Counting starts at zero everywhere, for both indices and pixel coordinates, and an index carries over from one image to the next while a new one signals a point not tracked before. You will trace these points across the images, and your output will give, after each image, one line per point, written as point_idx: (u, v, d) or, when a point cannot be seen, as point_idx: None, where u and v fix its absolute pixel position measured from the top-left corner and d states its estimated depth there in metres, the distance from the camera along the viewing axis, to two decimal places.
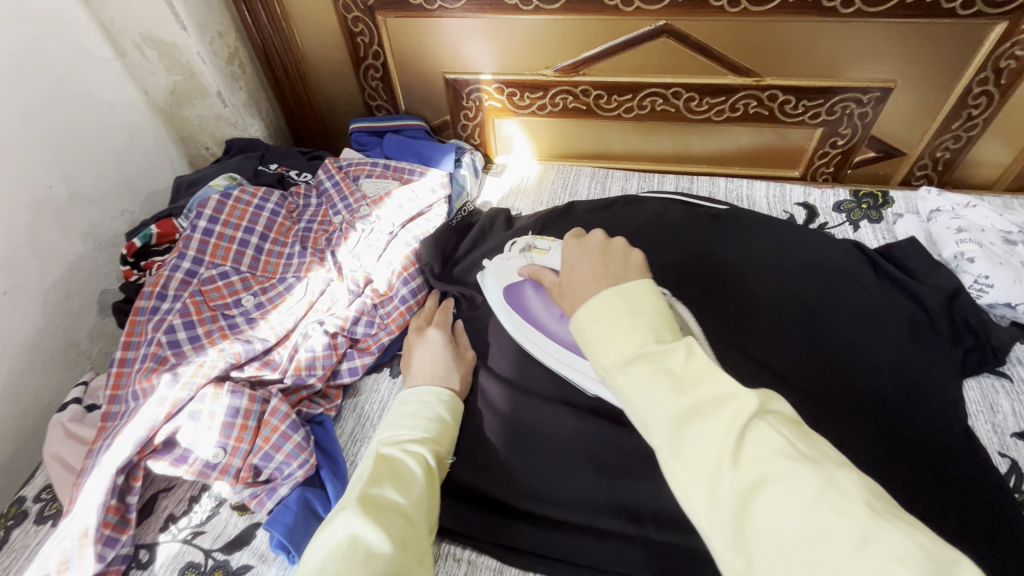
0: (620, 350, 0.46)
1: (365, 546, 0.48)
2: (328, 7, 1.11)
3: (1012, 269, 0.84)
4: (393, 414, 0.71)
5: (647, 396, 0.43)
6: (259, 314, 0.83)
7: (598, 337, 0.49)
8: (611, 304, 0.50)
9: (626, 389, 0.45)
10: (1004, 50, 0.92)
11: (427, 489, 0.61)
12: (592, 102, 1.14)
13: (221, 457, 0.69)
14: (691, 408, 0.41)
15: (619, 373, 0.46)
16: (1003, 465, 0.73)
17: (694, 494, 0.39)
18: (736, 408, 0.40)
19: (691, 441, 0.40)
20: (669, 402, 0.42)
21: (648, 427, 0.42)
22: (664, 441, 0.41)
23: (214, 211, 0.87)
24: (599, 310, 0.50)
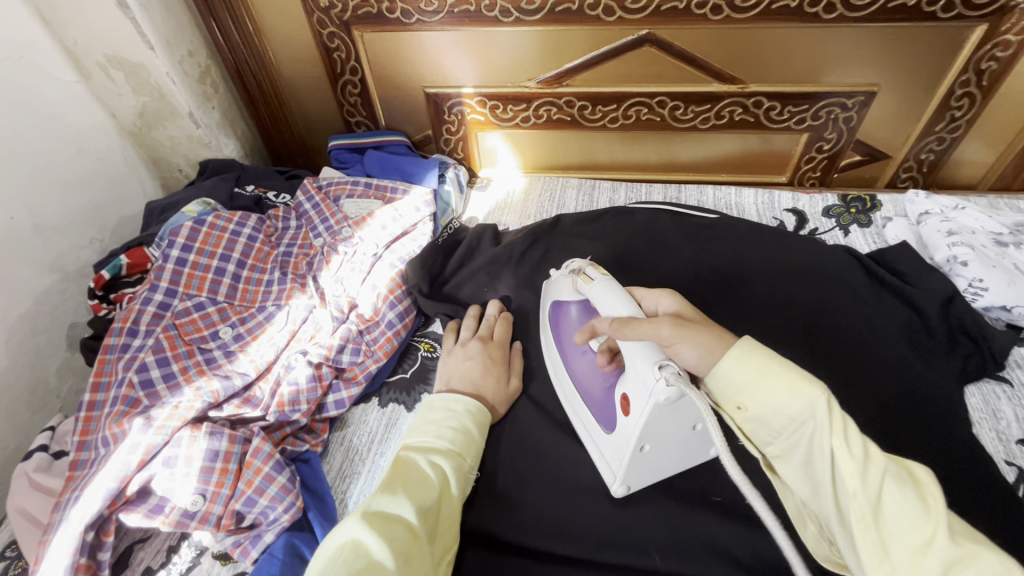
0: (798, 406, 0.44)
1: (365, 556, 0.49)
2: (302, 23, 1.08)
3: (1006, 271, 0.84)
4: (419, 419, 0.69)
5: (837, 456, 0.43)
6: (237, 347, 0.79)
7: (760, 386, 0.47)
8: (765, 355, 0.48)
9: (802, 443, 0.45)
10: (985, 51, 0.93)
11: (443, 495, 0.60)
12: (577, 112, 1.12)
13: (200, 504, 0.64)
14: (888, 478, 0.42)
15: (786, 430, 0.46)
16: (1009, 473, 0.72)
17: (878, 560, 0.40)
18: (928, 486, 0.42)
19: (887, 510, 0.41)
20: (869, 470, 0.42)
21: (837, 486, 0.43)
22: (857, 502, 0.42)
23: (187, 239, 0.83)
24: (748, 354, 0.49)
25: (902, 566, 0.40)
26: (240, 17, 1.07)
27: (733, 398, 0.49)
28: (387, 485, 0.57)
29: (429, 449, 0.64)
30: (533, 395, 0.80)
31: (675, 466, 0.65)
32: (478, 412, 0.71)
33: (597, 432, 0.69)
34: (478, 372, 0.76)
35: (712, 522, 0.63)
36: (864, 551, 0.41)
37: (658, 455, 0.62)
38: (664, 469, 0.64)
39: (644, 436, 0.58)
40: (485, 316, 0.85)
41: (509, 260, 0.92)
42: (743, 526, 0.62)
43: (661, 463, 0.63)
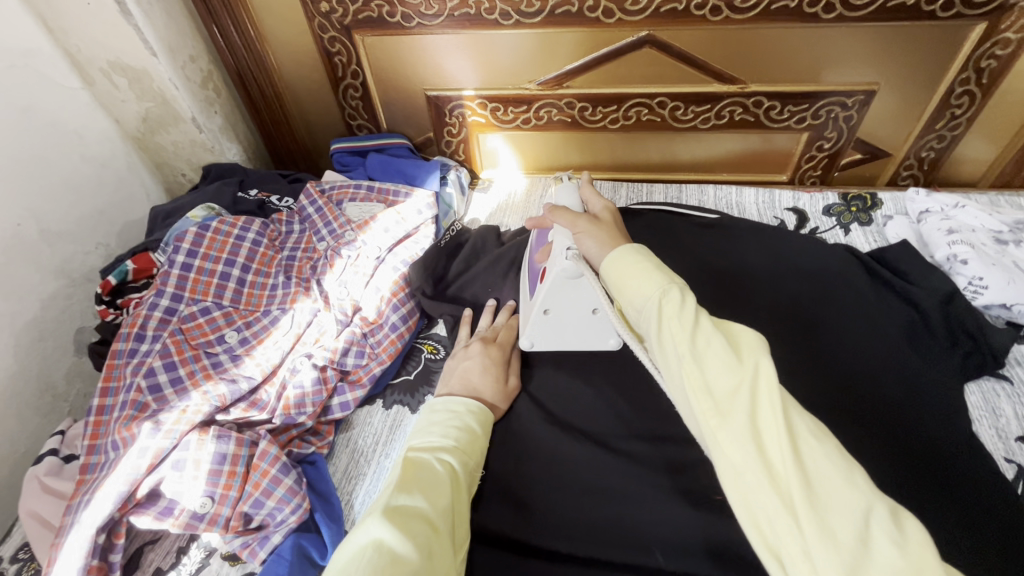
0: (651, 287, 0.53)
1: (389, 552, 0.50)
2: (303, 27, 1.08)
3: (1005, 269, 0.84)
4: (423, 422, 0.70)
5: (671, 321, 0.49)
6: (243, 351, 0.80)
7: (628, 277, 0.56)
8: (642, 254, 0.58)
9: (648, 316, 0.52)
10: (985, 49, 0.93)
11: (455, 495, 0.61)
12: (577, 114, 1.12)
13: (209, 507, 0.65)
14: (710, 333, 0.48)
15: (642, 307, 0.53)
16: (1008, 470, 0.72)
17: (706, 408, 0.45)
18: (749, 342, 0.47)
19: (712, 367, 0.46)
20: (698, 330, 0.48)
21: (671, 349, 0.48)
22: (683, 357, 0.47)
23: (192, 244, 0.84)
24: (626, 255, 0.58)
25: (724, 409, 0.44)
26: (242, 22, 1.08)
27: (616, 295, 0.59)
28: (402, 486, 0.58)
29: (437, 450, 0.65)
30: (533, 394, 0.80)
31: (578, 344, 0.82)
32: (478, 412, 0.72)
33: (525, 299, 0.84)
34: (481, 373, 0.77)
35: (713, 521, 0.63)
36: (693, 401, 0.46)
37: (562, 328, 0.79)
38: (567, 342, 0.82)
39: (545, 300, 0.75)
40: (493, 321, 0.86)
41: (512, 261, 0.93)
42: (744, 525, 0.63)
43: (565, 335, 0.81)
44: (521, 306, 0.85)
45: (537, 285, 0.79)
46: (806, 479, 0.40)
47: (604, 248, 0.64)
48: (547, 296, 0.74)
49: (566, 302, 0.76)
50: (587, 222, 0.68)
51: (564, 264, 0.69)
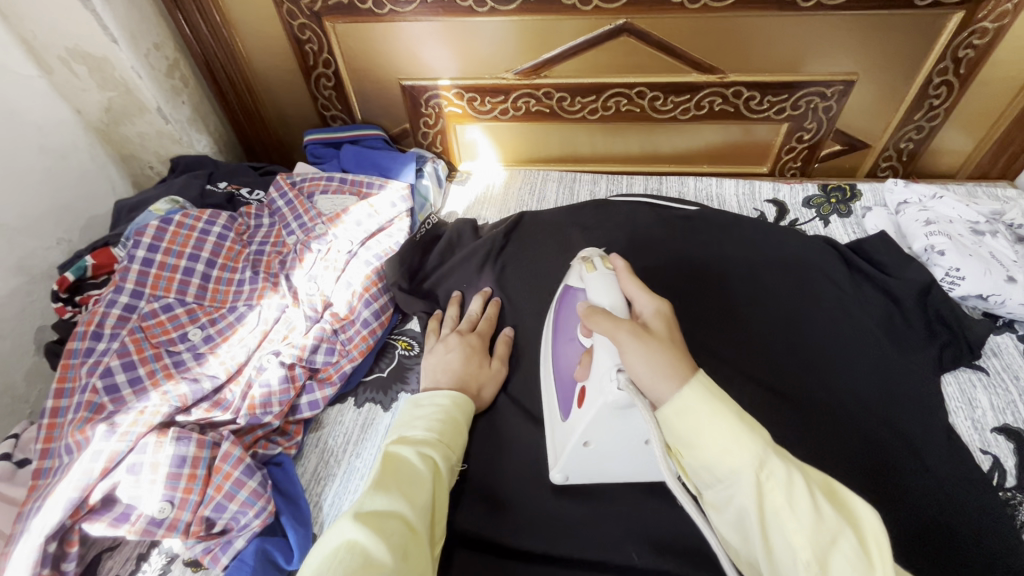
0: (742, 456, 0.43)
1: (361, 554, 0.49)
2: (271, 14, 1.05)
3: (982, 259, 0.84)
4: (406, 416, 0.68)
5: (781, 511, 0.41)
6: (207, 349, 0.77)
7: (701, 437, 0.45)
8: (712, 398, 0.46)
9: (740, 495, 0.43)
10: (962, 38, 0.93)
11: (436, 490, 0.59)
12: (555, 104, 1.10)
13: (168, 512, 0.63)
14: (833, 526, 0.40)
15: (729, 483, 0.43)
16: (983, 461, 0.72)
17: None
18: (873, 531, 0.41)
19: (836, 572, 0.39)
20: (819, 525, 0.40)
21: (784, 546, 0.41)
22: (806, 563, 0.40)
23: (154, 239, 0.81)
24: (691, 400, 0.46)
25: None
26: (207, 9, 1.04)
27: (671, 442, 0.47)
28: (379, 483, 0.56)
29: (419, 443, 0.62)
30: (512, 392, 0.78)
31: (624, 478, 0.65)
32: (463, 404, 0.70)
33: (555, 420, 0.68)
34: (455, 368, 0.75)
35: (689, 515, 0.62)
36: None
37: (605, 458, 0.63)
38: (612, 476, 0.65)
39: (587, 431, 0.59)
40: (468, 311, 0.84)
41: (488, 255, 0.91)
42: None
43: (606, 469, 0.64)
44: (552, 428, 0.68)
45: (573, 406, 0.63)
46: None
47: (665, 376, 0.48)
48: (587, 427, 0.58)
49: (612, 434, 0.59)
50: (631, 332, 0.53)
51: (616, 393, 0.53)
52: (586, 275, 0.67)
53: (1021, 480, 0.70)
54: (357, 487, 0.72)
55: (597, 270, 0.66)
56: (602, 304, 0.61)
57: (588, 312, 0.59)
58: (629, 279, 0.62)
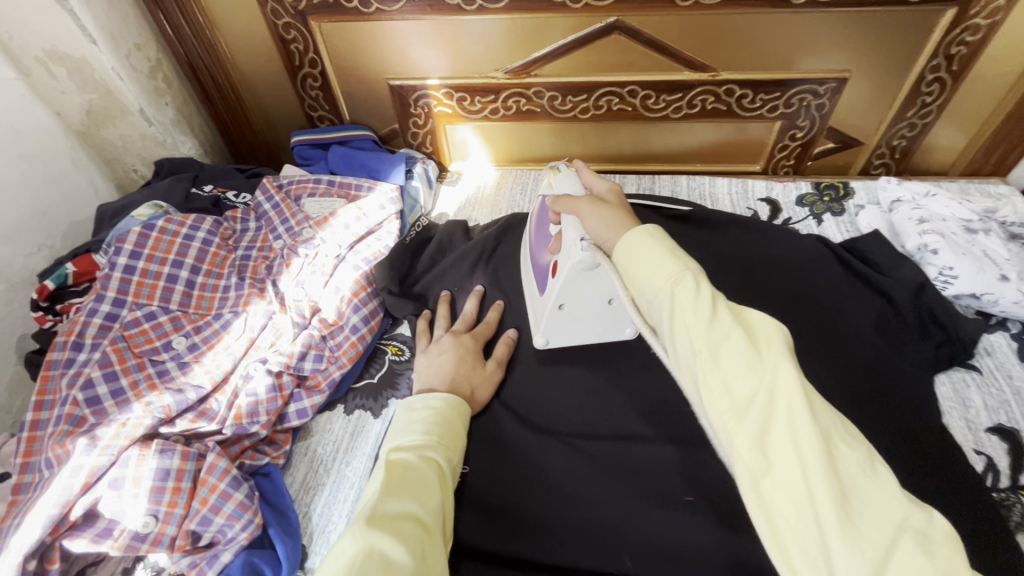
0: (664, 273, 0.48)
1: (380, 557, 0.47)
2: (255, 13, 1.02)
3: (975, 258, 0.84)
4: (401, 422, 0.65)
5: (685, 310, 0.46)
6: (192, 357, 0.75)
7: (639, 262, 0.51)
8: (653, 239, 0.52)
9: (659, 305, 0.48)
10: (955, 34, 0.92)
11: (443, 491, 0.58)
12: (546, 103, 1.09)
13: (153, 526, 0.61)
14: (729, 325, 0.44)
15: (652, 295, 0.49)
16: (978, 462, 0.71)
17: (722, 408, 0.42)
18: (768, 336, 0.44)
19: (727, 360, 0.43)
20: (715, 322, 0.44)
21: (686, 341, 0.45)
22: (700, 353, 0.44)
23: (136, 245, 0.79)
24: (633, 239, 0.53)
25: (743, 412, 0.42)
26: (189, 8, 1.02)
27: (627, 282, 0.53)
28: (386, 488, 0.54)
29: (420, 447, 0.61)
30: (506, 399, 0.76)
31: (595, 336, 0.79)
32: (458, 406, 0.68)
33: (535, 294, 0.80)
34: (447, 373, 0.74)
35: (683, 520, 0.62)
36: (710, 403, 0.43)
37: (577, 320, 0.76)
38: (583, 336, 0.78)
39: (561, 295, 0.71)
40: (461, 313, 0.83)
41: (479, 257, 0.90)
42: (715, 524, 0.61)
43: (579, 330, 0.77)
44: (532, 301, 0.80)
45: (547, 279, 0.75)
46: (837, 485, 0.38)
47: (613, 229, 0.58)
48: (561, 290, 0.70)
49: (580, 295, 0.72)
50: (590, 205, 0.63)
51: (580, 255, 0.64)
52: (552, 178, 0.75)
53: (1015, 479, 0.70)
54: (347, 496, 0.71)
55: (561, 173, 0.74)
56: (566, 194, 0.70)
57: (555, 203, 0.68)
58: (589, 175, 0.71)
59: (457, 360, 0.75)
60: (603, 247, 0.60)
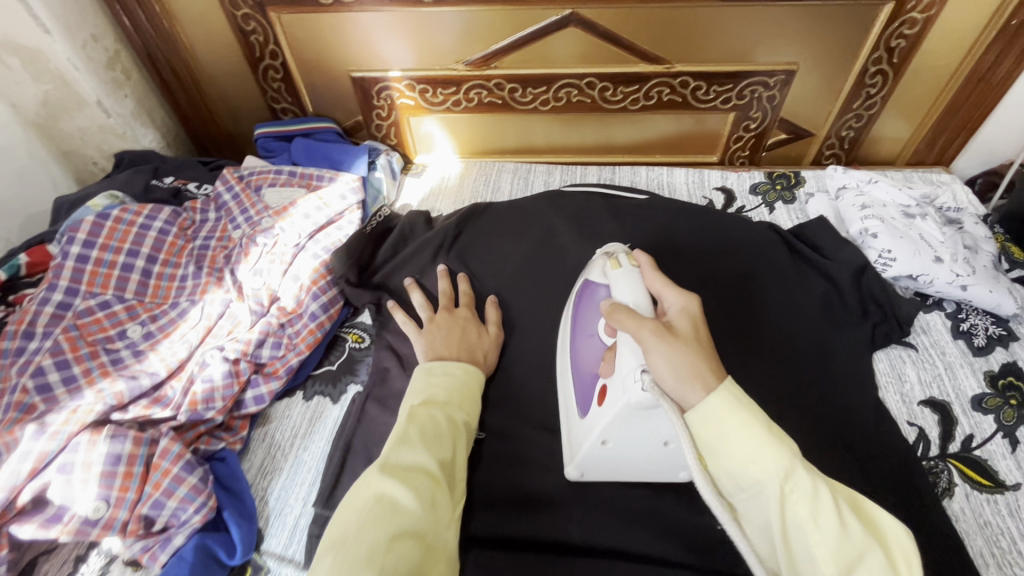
0: (774, 468, 0.45)
1: (389, 503, 0.50)
2: (213, 5, 1.02)
3: (912, 241, 0.88)
4: (421, 384, 0.65)
5: (809, 522, 0.43)
6: (147, 346, 0.76)
7: (734, 450, 0.47)
8: (743, 410, 0.48)
9: (767, 508, 0.45)
10: (893, 29, 0.96)
11: (457, 448, 0.59)
12: (507, 95, 1.11)
13: (104, 510, 0.62)
14: (859, 542, 0.43)
15: (758, 495, 0.46)
16: (910, 433, 0.75)
17: None
18: (895, 544, 0.44)
19: None
20: (844, 538, 0.43)
21: (810, 561, 0.43)
22: None
23: (89, 234, 0.78)
24: (719, 409, 0.49)
25: None
26: None
27: (709, 459, 0.49)
28: (404, 438, 0.56)
29: (442, 405, 0.62)
30: None
31: (644, 476, 0.63)
32: (476, 374, 0.68)
33: (573, 415, 0.66)
34: (437, 336, 0.73)
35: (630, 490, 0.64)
36: None
37: (622, 459, 0.61)
38: (629, 474, 0.63)
39: (608, 429, 0.57)
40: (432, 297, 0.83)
41: (440, 246, 0.91)
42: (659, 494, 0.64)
43: (625, 470, 0.62)
44: (568, 424, 0.67)
45: (591, 403, 0.62)
46: None
47: (689, 377, 0.51)
48: (609, 424, 0.57)
49: (632, 434, 0.58)
50: (656, 333, 0.54)
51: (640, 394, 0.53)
52: (611, 271, 0.65)
53: (944, 448, 0.74)
54: (305, 480, 0.72)
55: (621, 267, 0.64)
56: (627, 300, 0.60)
57: (611, 311, 0.59)
58: (656, 277, 0.62)
59: (441, 327, 0.75)
60: (671, 395, 0.51)
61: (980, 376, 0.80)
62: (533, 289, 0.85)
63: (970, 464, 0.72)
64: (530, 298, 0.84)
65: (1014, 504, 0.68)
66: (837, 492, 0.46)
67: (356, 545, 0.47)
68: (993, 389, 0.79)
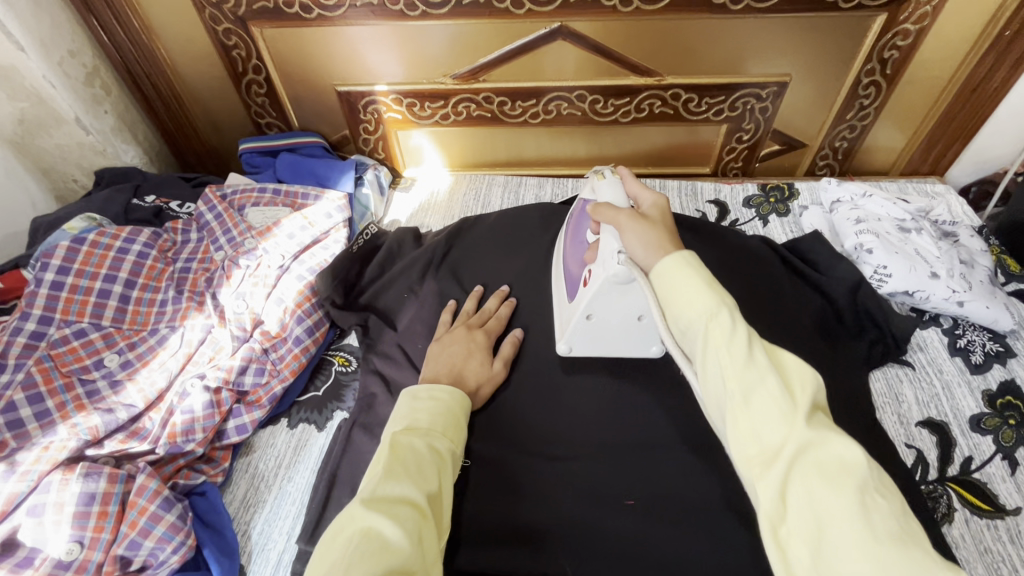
0: (697, 303, 0.46)
1: (379, 539, 0.46)
2: (194, 20, 1.00)
3: (907, 256, 0.87)
4: (404, 410, 0.61)
5: (718, 349, 0.44)
6: (125, 375, 0.73)
7: (674, 292, 0.49)
8: (688, 264, 0.49)
9: (693, 337, 0.46)
10: (886, 39, 0.95)
11: (443, 481, 0.56)
12: (496, 108, 1.09)
13: (77, 553, 0.59)
14: (764, 370, 0.42)
15: (686, 329, 0.47)
16: (908, 455, 0.74)
17: (749, 455, 0.41)
18: (802, 380, 0.43)
19: (757, 406, 0.41)
20: (748, 362, 0.43)
21: (715, 381, 0.44)
22: (729, 394, 0.42)
23: (64, 260, 0.76)
24: (668, 264, 0.50)
25: (771, 460, 0.40)
26: (124, 14, 0.99)
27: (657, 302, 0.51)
28: (388, 470, 0.52)
29: (427, 433, 0.58)
30: None
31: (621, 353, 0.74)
32: (463, 400, 0.64)
33: (564, 303, 0.75)
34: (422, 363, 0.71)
35: (622, 523, 0.62)
36: (736, 447, 0.42)
37: (603, 332, 0.71)
38: (610, 350, 0.74)
39: (592, 304, 0.67)
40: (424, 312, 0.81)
41: (429, 265, 0.89)
42: (653, 527, 0.62)
43: (608, 343, 0.73)
44: (560, 308, 0.76)
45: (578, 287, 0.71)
46: (864, 548, 0.35)
47: (651, 248, 0.55)
48: (592, 299, 0.66)
49: (613, 308, 0.68)
50: (631, 216, 0.58)
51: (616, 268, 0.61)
52: (597, 184, 0.71)
53: (943, 471, 0.72)
54: (288, 513, 0.70)
55: (605, 177, 0.71)
56: (608, 202, 0.65)
57: (595, 210, 0.64)
58: (634, 184, 0.68)
59: (435, 350, 0.73)
60: (641, 265, 0.56)
61: (978, 396, 0.79)
62: (523, 309, 0.83)
63: (969, 489, 0.71)
64: (520, 319, 0.82)
65: (1015, 529, 0.67)
66: (768, 343, 0.45)
67: None
68: (991, 409, 0.77)
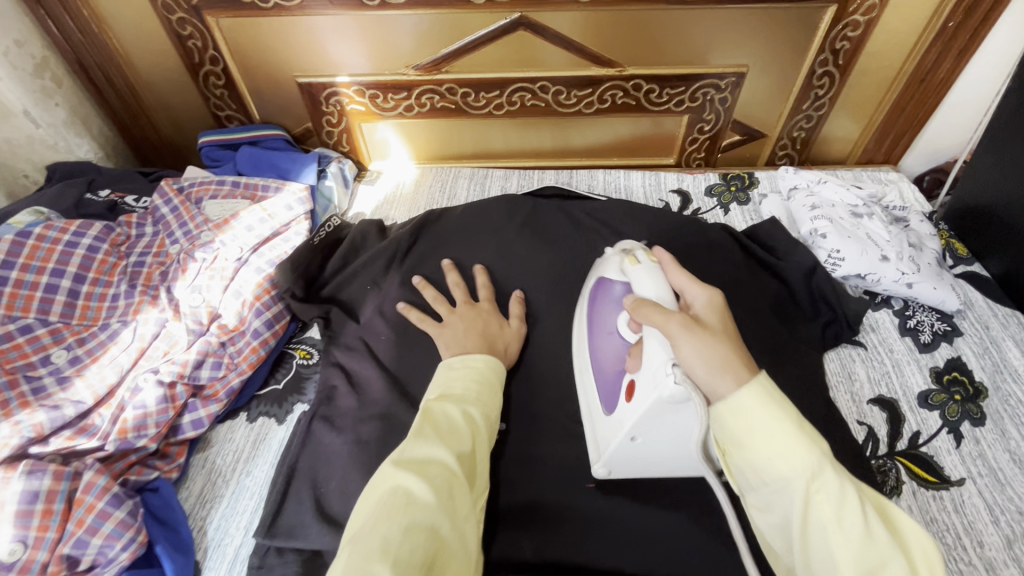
0: (796, 464, 0.41)
1: (405, 494, 0.47)
2: (147, 10, 0.98)
3: (859, 240, 0.89)
4: (439, 379, 0.62)
5: (828, 525, 0.39)
6: (73, 371, 0.72)
7: (755, 440, 0.43)
8: (772, 404, 0.43)
9: (787, 501, 0.41)
10: (838, 30, 0.98)
11: (477, 444, 0.55)
12: (460, 100, 1.09)
13: (21, 553, 0.57)
14: (886, 551, 0.38)
15: (777, 488, 0.42)
16: (859, 431, 0.76)
17: None
18: (916, 553, 0.39)
19: None
20: (867, 544, 0.38)
21: (826, 562, 0.39)
22: None
23: (8, 254, 0.73)
24: (748, 402, 0.43)
25: None
26: (72, 3, 0.96)
27: (731, 449, 0.45)
28: (419, 431, 0.52)
29: (460, 398, 0.58)
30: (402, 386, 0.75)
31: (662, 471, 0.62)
32: (498, 368, 0.64)
33: (598, 412, 0.64)
34: None
35: (581, 504, 0.63)
36: None
37: (650, 453, 0.59)
38: (655, 470, 0.61)
39: (637, 427, 0.55)
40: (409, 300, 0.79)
41: (392, 256, 0.88)
42: (612, 507, 0.62)
43: (653, 466, 0.60)
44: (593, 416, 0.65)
45: (618, 401, 0.59)
46: None
47: (721, 370, 0.45)
48: (637, 424, 0.54)
49: (662, 430, 0.55)
50: (682, 323, 0.49)
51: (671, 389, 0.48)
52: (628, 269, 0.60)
53: (892, 446, 0.74)
54: (247, 507, 0.69)
55: (641, 263, 0.59)
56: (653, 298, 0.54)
57: (634, 306, 0.54)
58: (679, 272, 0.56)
59: None
60: (700, 386, 0.47)
61: (926, 372, 0.82)
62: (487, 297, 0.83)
63: (915, 461, 0.73)
64: None
65: (959, 498, 0.70)
66: (870, 502, 0.42)
67: (369, 538, 0.44)
68: (938, 385, 0.80)
